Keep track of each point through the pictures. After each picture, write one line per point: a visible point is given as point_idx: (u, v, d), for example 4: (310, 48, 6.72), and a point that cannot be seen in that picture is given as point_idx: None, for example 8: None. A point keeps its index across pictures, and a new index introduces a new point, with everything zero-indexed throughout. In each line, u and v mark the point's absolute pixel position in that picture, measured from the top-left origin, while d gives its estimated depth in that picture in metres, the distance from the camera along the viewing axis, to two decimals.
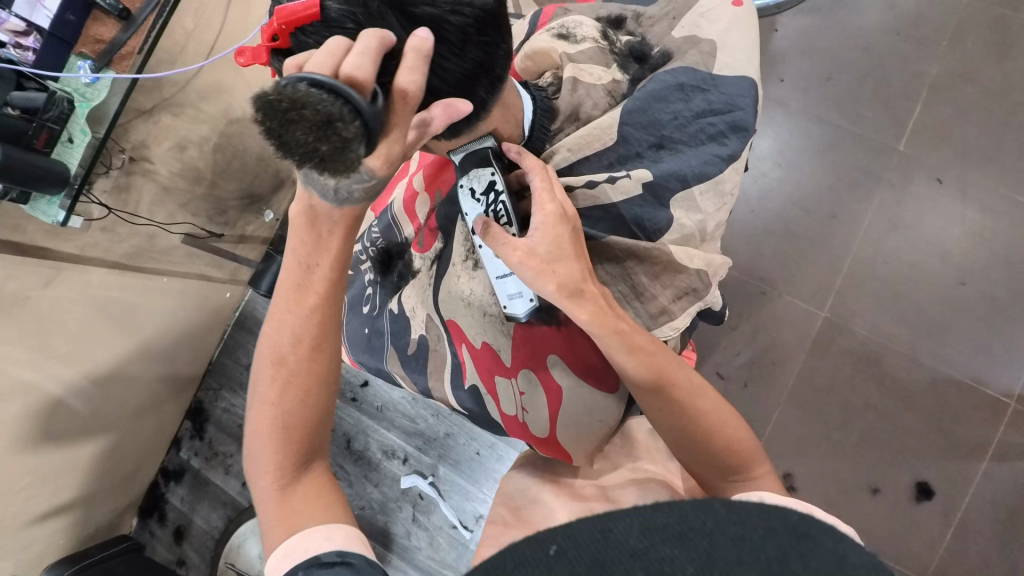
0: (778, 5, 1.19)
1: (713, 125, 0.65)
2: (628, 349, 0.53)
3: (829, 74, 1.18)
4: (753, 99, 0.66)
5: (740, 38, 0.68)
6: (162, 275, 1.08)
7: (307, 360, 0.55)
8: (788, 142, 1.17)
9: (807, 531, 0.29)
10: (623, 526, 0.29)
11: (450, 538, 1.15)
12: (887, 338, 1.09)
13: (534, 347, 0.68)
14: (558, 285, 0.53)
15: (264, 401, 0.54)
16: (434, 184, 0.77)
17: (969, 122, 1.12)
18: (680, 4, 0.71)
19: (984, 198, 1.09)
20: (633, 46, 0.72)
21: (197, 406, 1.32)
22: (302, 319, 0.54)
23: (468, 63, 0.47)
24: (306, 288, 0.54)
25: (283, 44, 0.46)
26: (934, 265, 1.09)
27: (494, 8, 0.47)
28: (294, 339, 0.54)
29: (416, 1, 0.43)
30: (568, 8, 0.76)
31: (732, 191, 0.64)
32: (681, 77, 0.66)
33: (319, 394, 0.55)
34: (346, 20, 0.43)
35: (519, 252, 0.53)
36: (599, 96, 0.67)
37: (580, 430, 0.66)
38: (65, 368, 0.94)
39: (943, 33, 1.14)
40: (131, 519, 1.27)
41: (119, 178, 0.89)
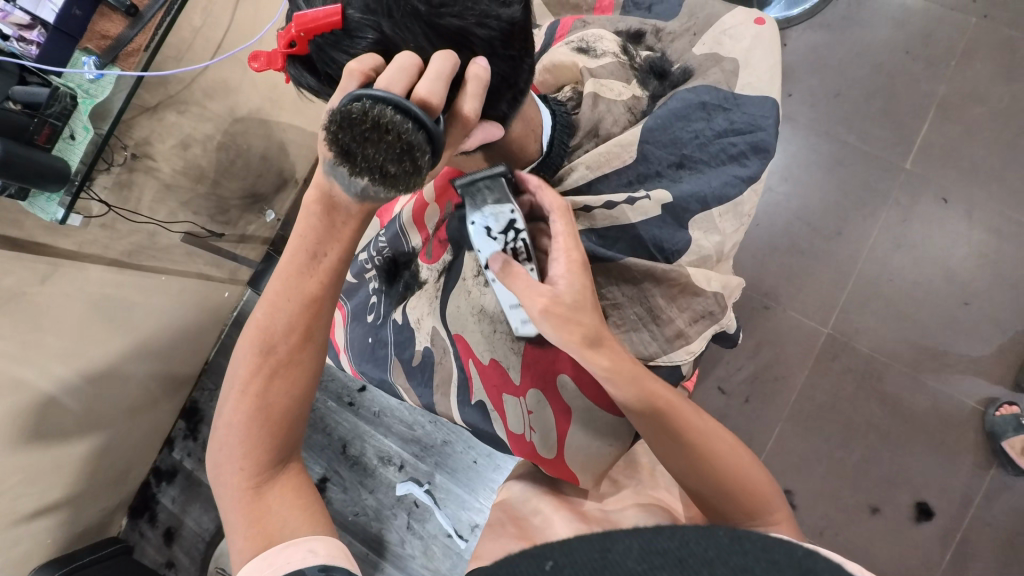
0: (789, 20, 1.19)
1: (734, 146, 0.64)
2: (639, 390, 0.52)
3: (838, 90, 1.17)
4: (775, 121, 0.65)
5: (763, 57, 0.67)
6: (162, 274, 1.07)
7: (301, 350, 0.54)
8: (795, 157, 1.17)
9: (812, 566, 0.27)
10: (623, 546, 0.28)
11: (444, 547, 1.13)
12: (890, 357, 1.09)
13: (544, 368, 0.67)
14: (588, 332, 0.51)
15: (247, 391, 0.52)
16: (444, 195, 0.76)
17: (977, 143, 1.11)
18: (701, 21, 0.71)
19: (990, 219, 1.09)
20: (653, 61, 0.71)
21: (191, 406, 1.30)
22: (298, 308, 0.53)
23: (492, 75, 0.46)
24: (310, 275, 0.53)
25: (301, 50, 0.44)
26: (939, 285, 1.09)
27: (521, 20, 0.45)
28: (287, 328, 0.53)
29: (442, 11, 0.41)
30: (586, 21, 0.76)
31: (751, 212, 0.64)
32: (704, 96, 0.65)
33: (304, 386, 0.54)
34: (369, 29, 0.42)
35: (546, 300, 0.51)
36: (620, 113, 0.67)
37: (587, 451, 0.65)
38: (59, 365, 0.93)
39: (953, 52, 1.14)
40: (120, 519, 1.25)
41: (120, 174, 0.88)
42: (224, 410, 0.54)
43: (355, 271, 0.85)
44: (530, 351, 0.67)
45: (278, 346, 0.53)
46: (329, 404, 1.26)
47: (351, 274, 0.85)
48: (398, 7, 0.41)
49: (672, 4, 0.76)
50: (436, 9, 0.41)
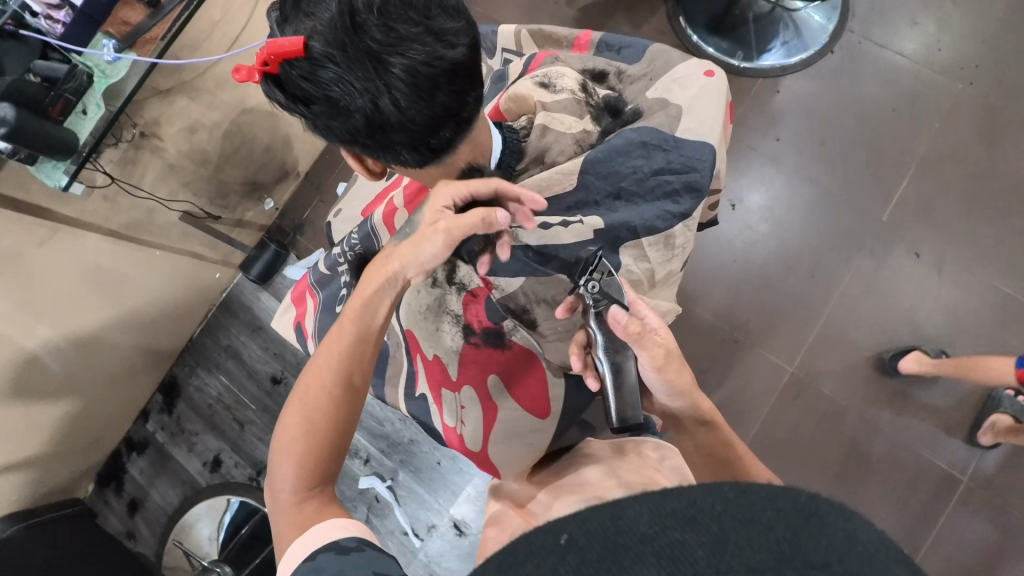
0: (783, 68, 1.25)
1: (669, 184, 0.68)
2: (715, 432, 0.61)
3: (824, 138, 1.22)
4: (710, 163, 0.69)
5: (706, 106, 0.70)
6: (155, 249, 1.11)
7: (340, 389, 0.58)
8: (777, 198, 1.21)
9: (818, 509, 0.23)
10: (632, 513, 0.23)
11: (400, 544, 1.16)
12: (850, 400, 1.12)
13: (478, 367, 0.73)
14: (689, 385, 0.59)
15: (297, 415, 0.58)
16: (413, 203, 0.81)
17: (952, 202, 1.15)
18: (658, 67, 0.75)
19: (959, 275, 1.12)
20: (609, 101, 0.75)
21: (170, 380, 1.33)
22: (347, 351, 0.60)
23: (436, 106, 0.50)
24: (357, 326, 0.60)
25: (273, 70, 0.48)
26: (904, 335, 1.12)
27: (464, 60, 0.50)
28: (333, 368, 0.59)
29: (390, 50, 0.46)
30: (558, 57, 0.81)
31: (681, 245, 0.69)
32: (645, 136, 0.68)
33: (347, 417, 0.59)
34: (328, 60, 0.47)
35: (661, 352, 0.55)
36: (566, 143, 0.71)
37: (510, 449, 0.70)
38: (45, 326, 0.96)
39: (937, 113, 1.19)
40: (88, 485, 1.27)
41: (127, 151, 0.91)
42: (281, 428, 0.58)
43: (328, 264, 0.89)
44: (467, 349, 0.74)
45: (319, 384, 0.58)
46: None
47: (325, 266, 0.89)
48: (352, 44, 0.46)
49: (636, 50, 0.79)
50: (385, 48, 0.46)
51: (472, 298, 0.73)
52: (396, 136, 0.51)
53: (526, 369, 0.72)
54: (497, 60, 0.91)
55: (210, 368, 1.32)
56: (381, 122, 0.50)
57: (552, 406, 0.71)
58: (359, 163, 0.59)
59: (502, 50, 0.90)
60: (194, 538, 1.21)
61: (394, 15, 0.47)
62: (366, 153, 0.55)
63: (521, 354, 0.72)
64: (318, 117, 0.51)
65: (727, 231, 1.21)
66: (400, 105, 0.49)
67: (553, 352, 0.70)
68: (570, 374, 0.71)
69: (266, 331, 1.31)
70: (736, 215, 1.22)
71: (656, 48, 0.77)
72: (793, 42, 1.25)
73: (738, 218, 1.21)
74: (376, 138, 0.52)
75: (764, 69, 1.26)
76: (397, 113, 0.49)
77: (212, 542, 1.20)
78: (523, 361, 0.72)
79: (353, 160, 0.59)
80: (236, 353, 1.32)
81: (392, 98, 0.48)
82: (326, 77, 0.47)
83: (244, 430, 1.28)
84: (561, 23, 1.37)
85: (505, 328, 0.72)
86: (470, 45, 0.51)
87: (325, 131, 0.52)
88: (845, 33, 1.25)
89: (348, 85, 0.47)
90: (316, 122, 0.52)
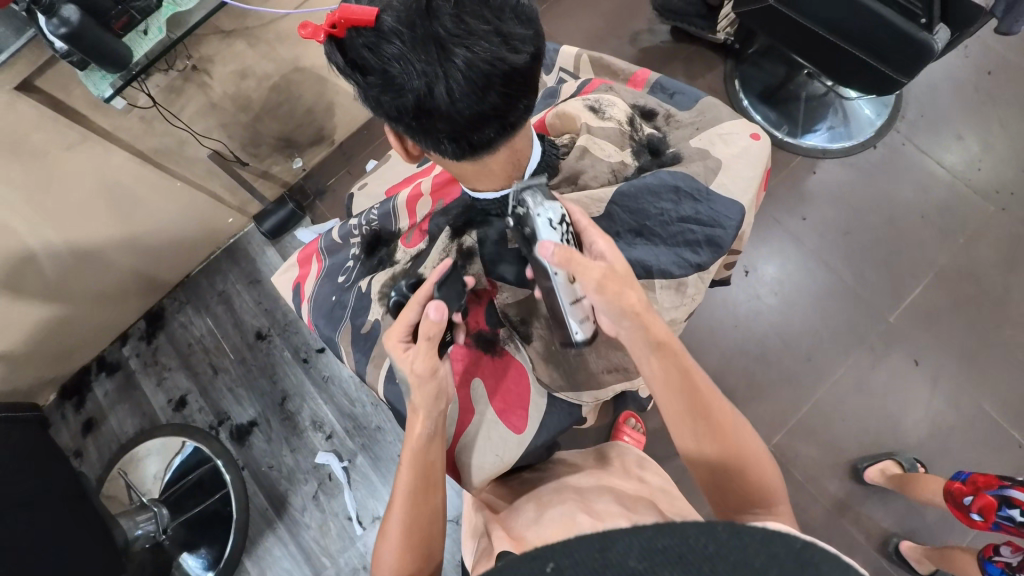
0: (823, 151, 1.27)
1: (692, 233, 0.68)
2: (677, 377, 0.58)
3: (848, 229, 1.23)
4: (738, 223, 0.69)
5: (742, 168, 0.71)
6: (177, 180, 1.11)
7: (414, 515, 0.61)
8: (790, 274, 1.22)
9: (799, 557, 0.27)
10: (623, 545, 0.28)
11: (341, 528, 1.15)
12: (819, 491, 1.10)
13: (462, 368, 0.71)
14: (631, 302, 0.57)
15: (388, 541, 0.61)
16: (439, 193, 0.81)
17: (960, 319, 1.15)
18: (706, 119, 0.76)
19: (953, 393, 1.12)
20: (652, 139, 0.75)
21: (158, 311, 1.33)
22: (412, 484, 0.62)
23: (485, 105, 0.51)
24: (418, 461, 0.62)
25: (338, 34, 0.49)
26: (888, 440, 1.11)
27: (524, 68, 0.51)
28: (406, 506, 0.61)
29: (456, 41, 0.47)
30: (611, 87, 0.82)
31: (693, 295, 0.69)
32: (679, 181, 0.69)
33: (428, 533, 0.61)
34: (394, 36, 0.47)
35: (598, 274, 0.55)
36: (602, 171, 0.71)
37: (478, 454, 0.70)
38: (49, 228, 0.96)
39: (964, 230, 1.19)
40: (49, 394, 1.26)
41: (175, 79, 0.92)
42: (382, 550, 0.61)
43: (341, 233, 0.89)
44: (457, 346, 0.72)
45: (399, 518, 0.61)
46: (285, 354, 1.27)
47: (337, 235, 0.89)
48: (422, 26, 0.47)
49: (689, 98, 0.81)
50: (451, 38, 0.47)
51: (476, 298, 0.73)
52: (440, 124, 0.52)
53: (512, 382, 0.71)
54: (552, 77, 0.92)
55: (199, 309, 1.32)
56: (430, 107, 0.50)
57: (529, 424, 0.69)
58: (399, 143, 0.60)
59: (560, 69, 0.92)
60: (139, 472, 1.18)
61: (468, 10, 0.48)
62: (408, 134, 0.56)
63: (512, 365, 0.71)
64: (372, 89, 0.51)
65: (734, 296, 1.22)
66: (453, 95, 0.49)
67: (543, 369, 0.70)
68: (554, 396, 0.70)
69: (262, 286, 1.32)
70: (747, 282, 1.22)
71: (710, 100, 0.78)
72: (839, 129, 1.27)
73: (747, 286, 1.22)
74: (421, 122, 0.52)
75: (805, 148, 1.28)
76: (447, 103, 0.50)
77: (156, 481, 1.18)
78: (511, 372, 0.71)
79: (394, 139, 0.59)
80: (229, 300, 1.32)
81: (447, 86, 0.49)
82: (388, 52, 0.48)
83: (216, 376, 1.27)
84: (620, 58, 1.40)
85: (499, 337, 0.72)
86: (534, 54, 0.51)
87: (374, 104, 0.53)
88: (890, 132, 1.26)
89: (408, 64, 0.48)
90: (368, 93, 0.52)
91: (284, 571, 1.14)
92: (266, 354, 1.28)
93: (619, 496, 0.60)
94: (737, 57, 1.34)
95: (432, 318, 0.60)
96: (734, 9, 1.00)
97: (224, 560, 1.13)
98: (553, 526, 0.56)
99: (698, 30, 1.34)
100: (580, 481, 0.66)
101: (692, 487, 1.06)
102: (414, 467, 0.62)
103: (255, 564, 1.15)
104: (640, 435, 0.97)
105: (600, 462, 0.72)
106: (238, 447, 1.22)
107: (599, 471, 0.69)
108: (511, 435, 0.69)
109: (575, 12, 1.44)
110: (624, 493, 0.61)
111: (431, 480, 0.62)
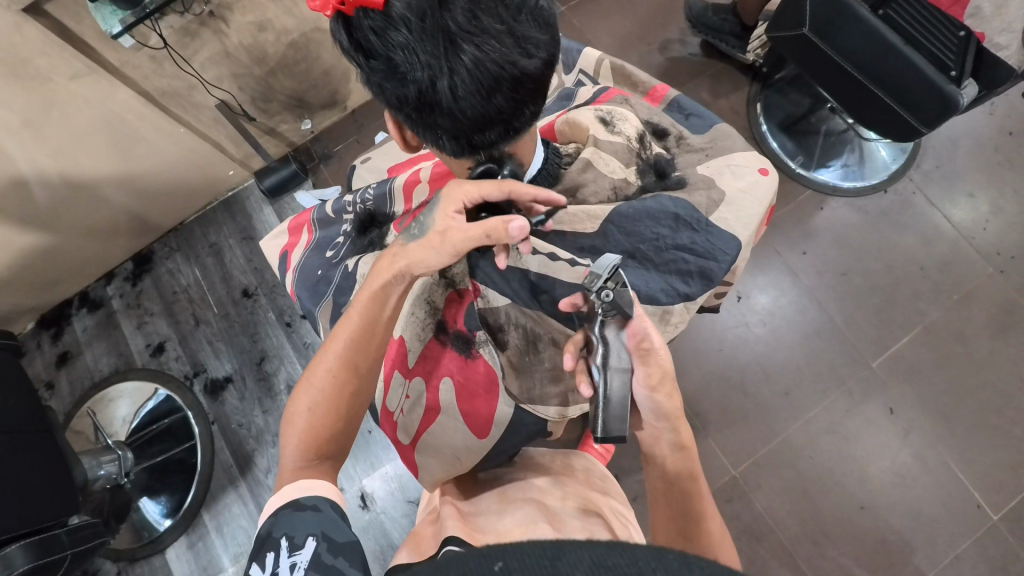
0: (834, 188, 1.26)
1: (684, 263, 0.67)
2: (688, 476, 0.55)
3: (846, 270, 1.23)
4: (733, 259, 0.68)
5: (748, 204, 0.70)
6: (182, 126, 1.09)
7: (348, 364, 0.58)
8: (782, 307, 1.22)
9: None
10: (573, 558, 0.25)
11: None
12: (776, 524, 1.11)
13: (433, 365, 0.72)
14: (677, 407, 0.55)
15: (308, 392, 0.58)
16: (437, 182, 0.81)
17: (941, 375, 1.16)
18: (718, 147, 0.76)
19: (922, 446, 1.13)
20: (659, 160, 0.74)
21: (147, 254, 1.31)
22: (356, 337, 0.59)
23: (490, 107, 0.50)
24: (370, 312, 0.60)
25: (346, 11, 0.47)
26: (850, 483, 1.12)
27: (534, 74, 0.50)
28: (348, 348, 0.59)
29: (467, 37, 0.46)
30: (628, 99, 0.80)
31: (675, 324, 0.69)
32: (679, 209, 0.68)
33: (351, 403, 0.59)
34: (403, 24, 0.45)
35: (659, 373, 0.53)
36: (604, 187, 0.71)
37: (438, 451, 0.71)
38: (44, 155, 0.94)
39: (959, 288, 1.19)
40: (27, 322, 1.25)
41: (190, 23, 0.90)
42: (311, 372, 0.59)
43: (336, 208, 0.89)
44: (432, 344, 0.73)
45: (336, 354, 0.59)
46: (268, 315, 1.26)
47: (333, 208, 0.89)
48: (433, 17, 0.45)
49: (704, 122, 0.80)
50: (462, 33, 0.46)
51: (457, 298, 0.72)
52: (440, 118, 0.51)
53: (480, 386, 0.70)
54: (572, 79, 0.93)
55: (188, 257, 1.31)
56: (432, 102, 0.49)
57: (492, 432, 0.70)
58: (398, 132, 0.59)
59: (580, 71, 0.93)
60: (109, 413, 1.18)
61: (483, 6, 0.46)
62: (407, 124, 0.55)
63: (481, 369, 0.70)
64: (375, 73, 0.50)
65: (723, 321, 1.22)
66: (456, 93, 0.48)
67: (513, 380, 0.69)
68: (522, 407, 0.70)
69: (254, 244, 1.31)
70: (738, 308, 1.23)
71: (723, 126, 0.78)
72: (852, 168, 1.26)
73: (737, 313, 1.22)
74: (421, 115, 0.51)
75: (816, 184, 1.27)
76: (450, 99, 0.48)
77: (124, 424, 1.17)
78: (482, 377, 0.70)
79: (393, 127, 0.58)
80: (219, 254, 1.31)
81: (451, 83, 0.47)
82: (394, 39, 0.46)
83: (197, 328, 1.27)
84: (646, 66, 1.38)
85: (476, 339, 0.71)
86: (546, 60, 0.51)
87: (377, 88, 0.51)
88: (903, 179, 1.26)
89: (413, 54, 0.46)
90: (371, 77, 0.51)
91: (241, 529, 1.15)
92: (250, 313, 1.27)
93: (576, 510, 0.60)
94: (763, 81, 1.33)
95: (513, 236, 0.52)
96: (767, 33, 0.98)
97: (184, 510, 1.14)
98: (507, 529, 0.56)
99: (729, 49, 1.32)
100: (541, 486, 0.66)
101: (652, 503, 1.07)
102: (364, 322, 0.60)
103: (212, 518, 1.15)
104: (607, 449, 0.95)
105: (562, 471, 0.72)
106: (211, 401, 1.22)
107: (560, 481, 0.68)
108: (475, 438, 0.70)
109: (609, 13, 1.41)
110: (583, 509, 0.61)
111: (376, 342, 0.60)
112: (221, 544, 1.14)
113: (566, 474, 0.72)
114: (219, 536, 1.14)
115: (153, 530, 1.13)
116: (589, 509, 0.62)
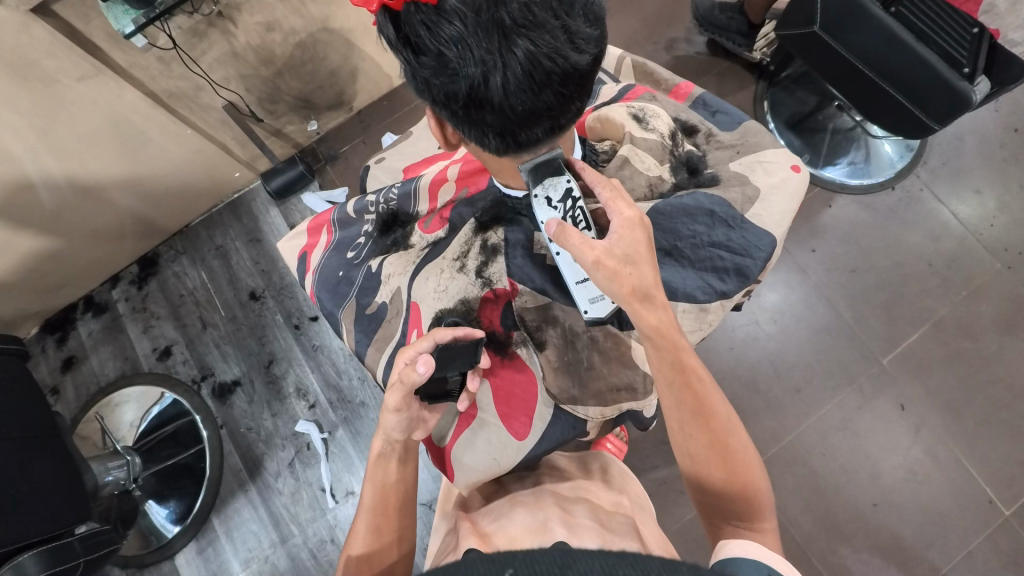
0: (842, 185, 1.26)
1: (722, 260, 0.67)
2: (681, 382, 0.56)
3: (855, 267, 1.23)
4: (767, 255, 0.67)
5: (779, 200, 0.70)
6: (188, 127, 1.08)
7: (376, 532, 0.60)
8: (792, 305, 1.22)
9: None
10: (584, 566, 0.26)
11: (313, 497, 1.15)
12: (791, 522, 1.11)
13: None
14: (629, 293, 0.54)
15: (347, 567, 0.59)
16: (465, 180, 0.82)
17: (951, 371, 1.16)
18: (748, 144, 0.75)
19: (932, 442, 1.13)
20: (691, 157, 0.75)
21: (152, 257, 1.30)
22: (373, 502, 0.61)
23: (540, 103, 0.50)
24: (379, 479, 0.61)
25: (395, 6, 0.46)
26: (862, 480, 1.12)
27: (584, 69, 0.50)
28: (370, 520, 0.60)
29: (522, 32, 0.45)
30: (655, 96, 0.80)
31: (711, 323, 0.68)
32: (716, 206, 0.68)
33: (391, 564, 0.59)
34: (457, 18, 0.45)
35: (592, 256, 0.54)
36: (640, 184, 0.71)
37: (472, 455, 0.70)
38: (49, 156, 0.93)
39: (967, 284, 1.20)
40: (31, 326, 1.23)
41: (199, 24, 0.89)
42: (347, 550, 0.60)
43: (355, 208, 0.89)
44: None
45: (363, 530, 0.60)
46: (276, 317, 1.26)
47: (351, 209, 0.89)
48: (488, 11, 0.44)
49: (732, 119, 0.80)
50: (516, 28, 0.45)
51: (493, 298, 0.71)
52: (489, 115, 0.51)
53: (516, 386, 0.71)
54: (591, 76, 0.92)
55: (194, 260, 1.30)
56: (482, 98, 0.49)
57: (530, 432, 0.69)
58: (439, 129, 0.59)
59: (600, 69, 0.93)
60: (115, 419, 1.17)
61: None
62: (451, 121, 0.54)
63: (518, 371, 0.71)
64: (422, 69, 0.49)
65: (733, 319, 1.22)
66: (508, 88, 0.48)
67: (553, 380, 0.69)
68: (560, 408, 0.69)
69: (262, 246, 1.30)
70: (747, 306, 1.23)
71: (752, 123, 0.77)
72: (860, 165, 1.26)
73: (748, 311, 1.22)
74: (469, 111, 0.51)
75: (826, 181, 1.27)
76: (501, 95, 0.48)
77: (131, 429, 1.16)
78: (520, 378, 0.71)
79: (434, 123, 0.58)
80: (226, 256, 1.30)
81: (503, 78, 0.47)
82: (446, 33, 0.46)
83: (204, 331, 1.26)
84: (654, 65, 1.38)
85: (512, 339, 0.71)
86: (594, 56, 0.50)
87: (423, 84, 0.51)
88: (910, 176, 1.26)
89: (466, 49, 0.46)
90: (417, 73, 0.50)
91: (251, 533, 1.14)
92: (258, 316, 1.26)
93: (598, 514, 0.59)
94: (770, 79, 1.33)
95: (419, 371, 0.55)
96: (778, 32, 0.98)
97: (192, 516, 1.13)
98: (525, 534, 0.55)
99: (735, 47, 1.32)
100: (561, 491, 0.65)
101: (665, 502, 1.06)
102: (375, 488, 0.61)
103: (222, 523, 1.14)
104: (621, 443, 0.99)
105: (585, 472, 0.72)
106: (219, 406, 1.21)
107: (581, 482, 0.68)
108: (512, 440, 0.69)
109: (614, 11, 1.41)
110: (606, 512, 0.60)
111: (394, 500, 0.61)
112: (231, 549, 1.13)
113: (589, 477, 0.71)
114: (229, 541, 1.13)
115: (161, 536, 1.12)
116: (611, 512, 0.61)
